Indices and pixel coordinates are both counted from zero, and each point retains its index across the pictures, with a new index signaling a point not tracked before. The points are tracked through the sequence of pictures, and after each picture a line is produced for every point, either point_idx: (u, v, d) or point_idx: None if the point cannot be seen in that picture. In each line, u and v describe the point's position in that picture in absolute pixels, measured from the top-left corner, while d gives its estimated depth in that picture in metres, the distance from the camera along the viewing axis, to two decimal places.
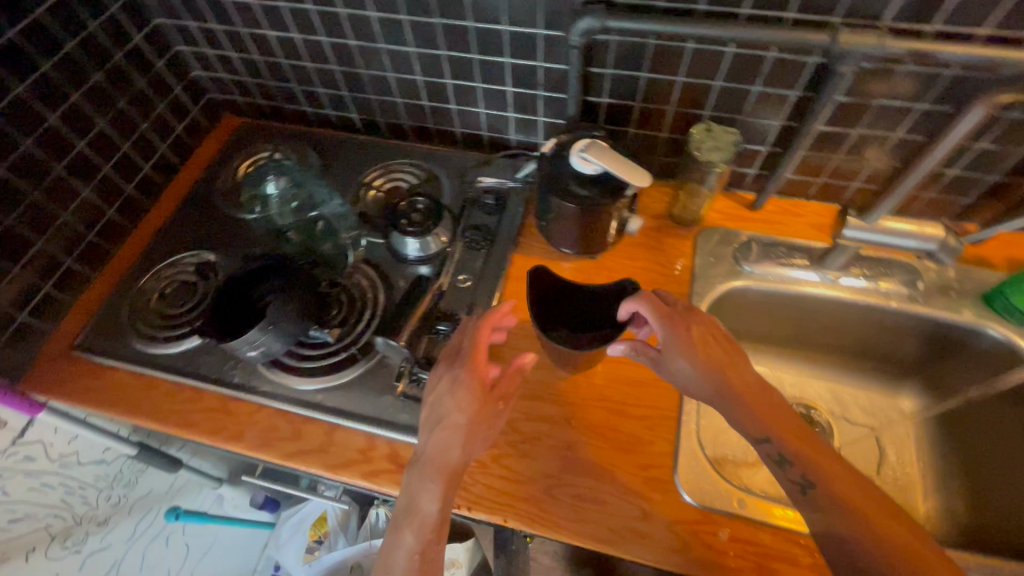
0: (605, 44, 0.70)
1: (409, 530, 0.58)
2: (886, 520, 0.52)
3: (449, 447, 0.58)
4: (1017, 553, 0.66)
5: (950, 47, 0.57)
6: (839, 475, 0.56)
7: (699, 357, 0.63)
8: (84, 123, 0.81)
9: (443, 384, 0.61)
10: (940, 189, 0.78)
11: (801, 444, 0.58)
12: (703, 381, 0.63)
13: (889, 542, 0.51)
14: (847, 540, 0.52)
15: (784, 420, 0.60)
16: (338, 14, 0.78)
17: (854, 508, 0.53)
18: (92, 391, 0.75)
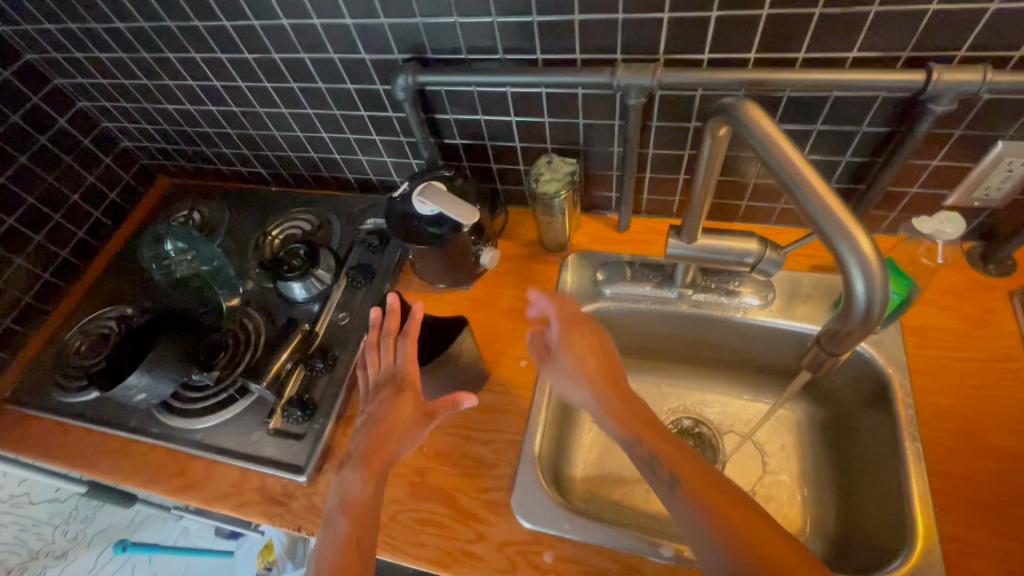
0: (436, 94, 0.76)
1: (342, 517, 0.60)
2: (728, 502, 0.51)
3: (387, 440, 0.64)
4: (880, 556, 0.63)
5: (717, 74, 0.59)
6: (689, 462, 0.55)
7: (580, 359, 0.67)
8: (14, 201, 0.92)
9: (383, 395, 0.67)
10: (790, 199, 0.79)
11: (658, 438, 0.59)
12: (580, 381, 0.66)
13: (737, 519, 0.49)
14: (696, 523, 0.51)
15: (648, 426, 0.61)
16: (217, 86, 0.87)
17: (702, 491, 0.52)
18: (17, 439, 0.85)
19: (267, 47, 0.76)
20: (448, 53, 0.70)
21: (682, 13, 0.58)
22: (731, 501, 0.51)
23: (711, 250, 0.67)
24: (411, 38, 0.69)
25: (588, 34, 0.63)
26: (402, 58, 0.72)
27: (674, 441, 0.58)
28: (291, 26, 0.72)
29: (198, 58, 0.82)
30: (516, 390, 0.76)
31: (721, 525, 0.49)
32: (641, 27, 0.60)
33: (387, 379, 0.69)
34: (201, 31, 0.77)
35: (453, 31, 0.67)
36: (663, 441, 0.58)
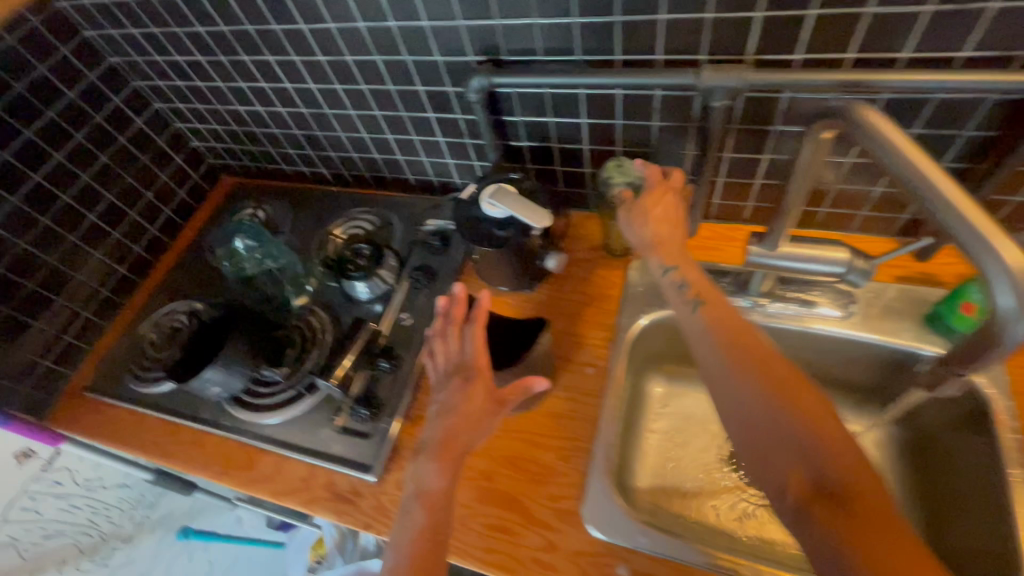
0: (507, 95, 0.75)
1: (419, 507, 0.62)
2: (819, 416, 0.46)
3: (462, 433, 0.65)
4: None
5: (812, 76, 0.57)
6: (770, 355, 0.51)
7: (654, 216, 0.68)
8: (96, 199, 0.96)
9: (454, 385, 0.69)
10: (873, 206, 0.75)
11: (739, 331, 0.54)
12: (652, 238, 0.67)
13: (820, 423, 0.45)
14: (764, 409, 0.47)
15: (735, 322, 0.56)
16: (288, 88, 0.89)
17: (780, 384, 0.48)
18: (97, 426, 0.88)
19: (341, 49, 0.77)
20: (523, 54, 0.69)
21: (776, 12, 0.55)
22: (812, 403, 0.46)
23: (799, 260, 0.64)
24: (487, 40, 0.69)
25: (672, 34, 0.61)
26: (475, 60, 0.72)
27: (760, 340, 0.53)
28: (367, 28, 0.72)
29: (272, 60, 0.84)
30: (583, 397, 0.75)
31: (792, 421, 0.45)
32: (730, 26, 0.58)
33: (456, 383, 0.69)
34: (278, 34, 0.79)
35: (530, 32, 0.66)
36: (745, 333, 0.54)
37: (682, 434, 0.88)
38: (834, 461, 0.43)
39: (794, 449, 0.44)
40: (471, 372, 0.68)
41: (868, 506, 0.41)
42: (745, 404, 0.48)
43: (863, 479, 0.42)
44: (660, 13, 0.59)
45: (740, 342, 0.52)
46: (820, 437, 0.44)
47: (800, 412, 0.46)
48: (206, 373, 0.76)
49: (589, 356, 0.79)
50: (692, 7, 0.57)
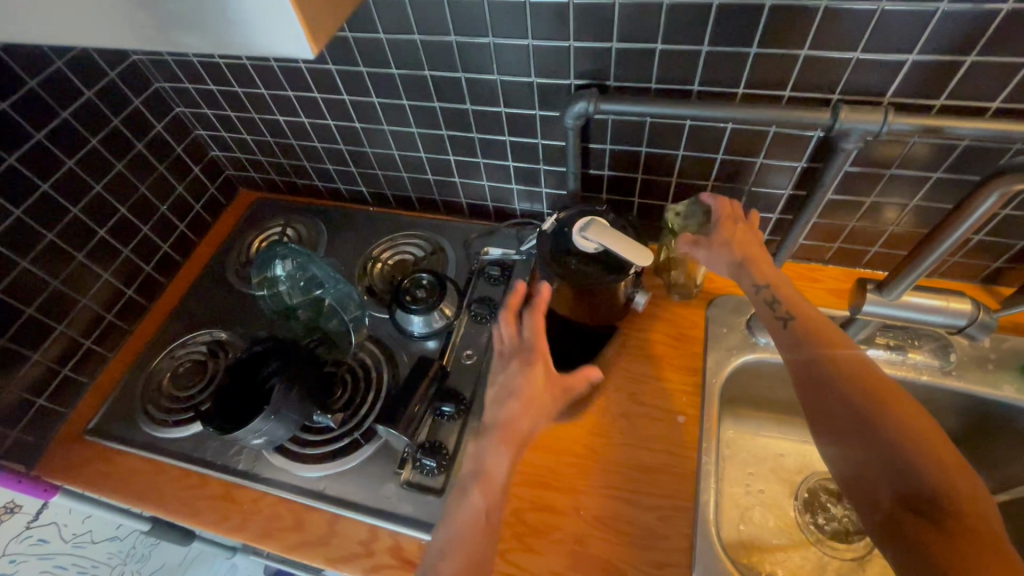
0: (602, 122, 0.70)
1: (476, 490, 0.57)
2: (946, 463, 0.46)
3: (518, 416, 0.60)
4: None
5: (961, 122, 0.54)
6: (873, 374, 0.51)
7: (733, 236, 0.64)
8: (107, 212, 0.85)
9: (512, 367, 0.64)
10: (965, 254, 0.74)
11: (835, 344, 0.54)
12: (735, 261, 0.64)
13: (921, 445, 0.46)
14: (872, 434, 0.48)
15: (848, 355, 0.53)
16: (344, 101, 0.81)
17: (879, 404, 0.49)
18: (102, 477, 0.76)
19: (420, 63, 0.71)
20: (632, 82, 0.64)
21: (930, 56, 0.53)
22: (915, 424, 0.48)
23: (916, 311, 0.63)
24: (596, 64, 0.64)
25: (808, 70, 0.57)
26: (576, 84, 0.67)
27: (861, 358, 0.53)
28: (459, 43, 0.66)
29: (334, 70, 0.76)
30: (677, 449, 0.69)
31: (888, 442, 0.47)
32: (873, 67, 0.55)
33: (511, 390, 0.62)
34: (347, 42, 0.71)
35: (648, 59, 0.61)
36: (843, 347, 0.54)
37: (759, 483, 0.82)
38: (933, 481, 0.45)
39: (885, 467, 0.47)
40: (532, 356, 0.63)
41: (967, 523, 0.43)
42: (846, 425, 0.50)
43: (960, 499, 0.44)
44: (802, 49, 0.56)
45: (854, 378, 0.51)
46: (923, 459, 0.46)
47: (897, 432, 0.47)
48: (255, 422, 0.66)
49: (679, 404, 0.73)
50: (842, 45, 0.54)
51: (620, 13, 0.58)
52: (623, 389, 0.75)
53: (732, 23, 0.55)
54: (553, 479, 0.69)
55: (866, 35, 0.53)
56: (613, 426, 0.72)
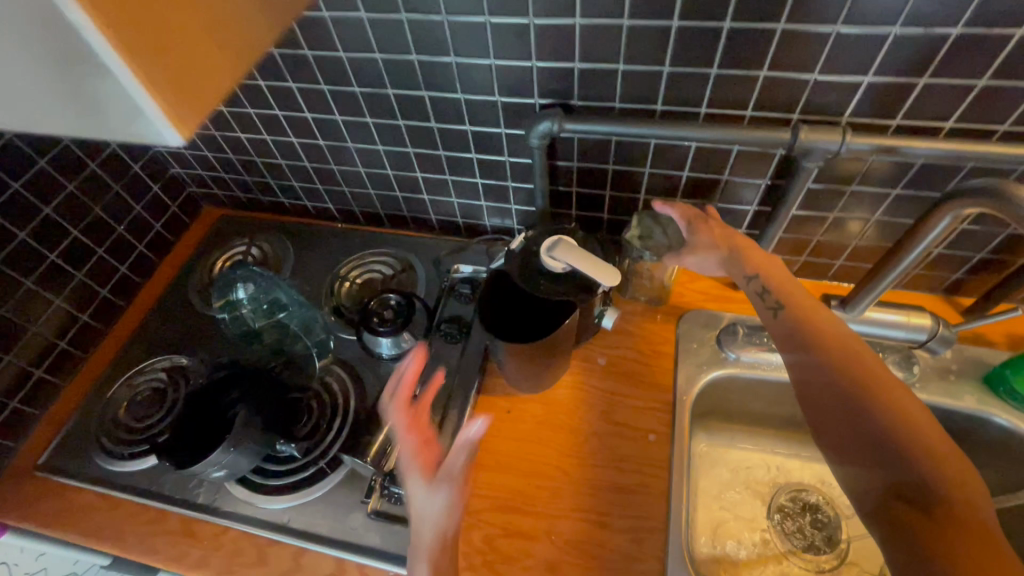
0: (568, 141, 0.70)
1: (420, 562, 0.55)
2: (941, 454, 0.45)
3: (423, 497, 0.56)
4: None
5: (916, 142, 0.55)
6: (865, 365, 0.51)
7: (713, 234, 0.65)
8: (57, 235, 0.81)
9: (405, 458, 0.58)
10: (926, 266, 0.75)
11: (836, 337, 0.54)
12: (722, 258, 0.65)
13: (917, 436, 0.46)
14: (862, 425, 0.48)
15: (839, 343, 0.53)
16: (307, 118, 0.79)
17: (877, 396, 0.49)
18: (53, 515, 0.72)
19: (383, 81, 0.69)
20: (597, 101, 0.64)
21: (885, 78, 0.53)
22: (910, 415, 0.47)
23: (881, 326, 0.69)
24: (559, 83, 0.63)
25: (768, 92, 0.58)
26: (541, 102, 0.66)
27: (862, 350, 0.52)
28: (420, 62, 0.65)
29: (295, 88, 0.74)
30: (648, 468, 0.69)
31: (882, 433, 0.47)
32: (831, 89, 0.56)
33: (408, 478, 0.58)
34: (307, 61, 0.70)
35: (611, 79, 0.61)
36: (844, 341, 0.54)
37: (733, 496, 0.82)
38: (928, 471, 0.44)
39: (878, 457, 0.47)
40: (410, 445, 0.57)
41: (958, 514, 0.42)
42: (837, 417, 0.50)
43: (954, 494, 0.43)
44: (761, 70, 0.56)
45: (845, 366, 0.51)
46: (915, 450, 0.45)
47: (893, 422, 0.47)
48: (213, 454, 0.63)
49: (650, 423, 0.72)
50: (801, 67, 0.55)
51: (581, 33, 0.57)
52: (595, 407, 0.74)
53: (693, 45, 0.55)
54: (524, 503, 0.67)
55: (823, 58, 0.53)
56: (585, 446, 0.71)
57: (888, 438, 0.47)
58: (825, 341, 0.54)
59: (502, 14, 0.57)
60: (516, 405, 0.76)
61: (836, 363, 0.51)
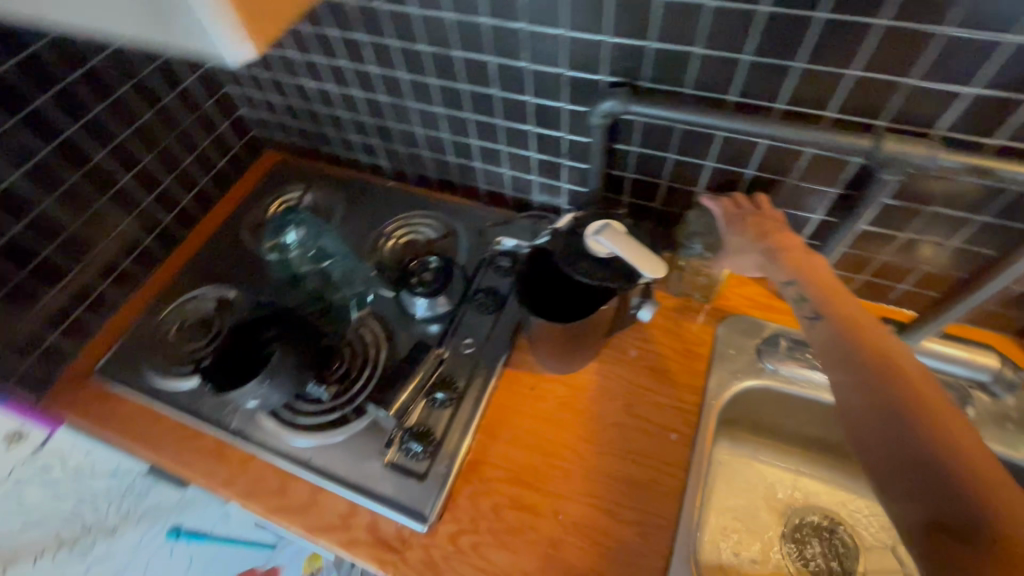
0: (631, 123, 0.67)
1: None
2: (991, 482, 0.40)
3: None
4: None
5: (1017, 167, 0.50)
6: (910, 379, 0.47)
7: (756, 228, 0.63)
8: (131, 160, 0.85)
9: None
10: (1002, 304, 0.69)
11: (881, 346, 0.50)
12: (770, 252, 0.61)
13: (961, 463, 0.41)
14: (897, 444, 0.44)
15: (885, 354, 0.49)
16: (372, 72, 0.79)
17: (927, 419, 0.44)
18: (103, 417, 0.78)
19: (450, 42, 0.69)
20: (667, 85, 0.61)
21: (993, 91, 0.49)
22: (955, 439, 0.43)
23: (941, 360, 0.67)
24: (630, 62, 0.61)
25: (856, 94, 0.54)
26: (608, 80, 0.64)
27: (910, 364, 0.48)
28: (490, 26, 0.64)
29: (364, 40, 0.74)
30: (664, 466, 0.68)
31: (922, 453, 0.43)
32: (928, 97, 0.51)
33: None
34: (378, 14, 0.70)
35: (686, 63, 0.58)
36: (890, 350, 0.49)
37: (746, 507, 0.80)
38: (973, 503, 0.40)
39: (917, 479, 0.43)
40: None
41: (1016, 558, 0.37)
42: (872, 434, 0.46)
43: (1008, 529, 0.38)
44: (850, 69, 0.52)
45: (887, 380, 0.47)
46: (963, 476, 0.41)
47: (942, 446, 0.42)
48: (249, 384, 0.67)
49: (673, 422, 0.71)
50: (897, 70, 0.50)
51: (660, 10, 0.54)
52: (619, 398, 0.73)
53: (781, 35, 0.52)
54: (534, 479, 0.68)
55: (927, 63, 0.49)
56: (603, 435, 0.70)
57: (927, 458, 0.43)
58: (872, 353, 0.49)
59: None
60: (539, 384, 0.76)
61: (876, 375, 0.48)
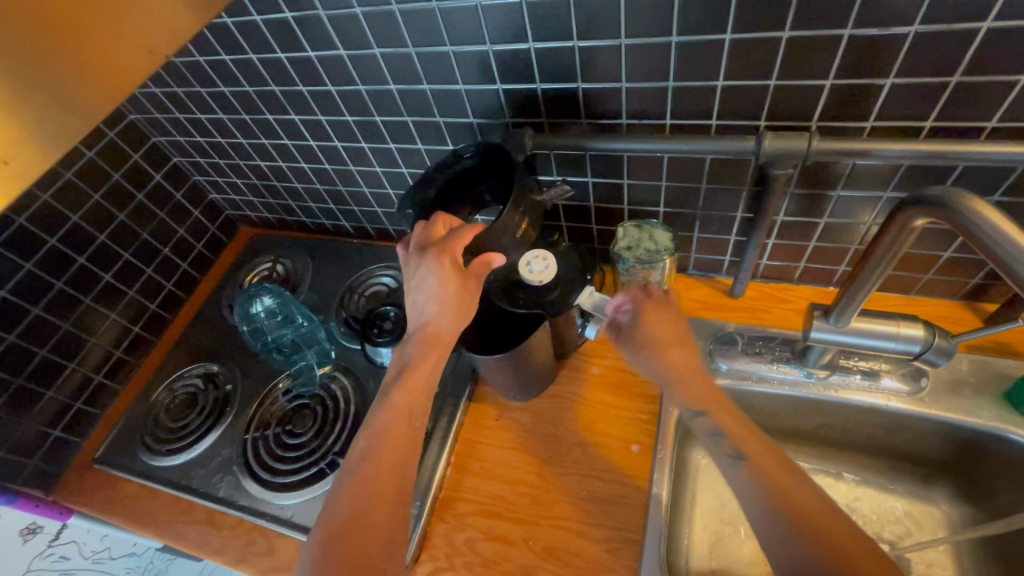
0: (546, 157, 0.71)
1: None
2: (763, 454, 0.49)
3: None
4: None
5: (884, 146, 0.52)
6: (695, 384, 0.57)
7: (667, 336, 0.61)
8: (111, 258, 0.93)
9: None
10: (937, 271, 0.69)
11: (731, 421, 0.53)
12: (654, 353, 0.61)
13: (796, 498, 0.44)
14: (752, 503, 0.45)
15: (718, 399, 0.56)
16: (312, 145, 0.85)
17: (727, 435, 0.51)
18: (105, 501, 0.83)
19: (369, 110, 0.74)
20: (564, 117, 0.65)
21: (847, 80, 0.51)
22: (804, 500, 0.43)
23: (867, 336, 0.59)
24: (526, 104, 0.65)
25: (729, 101, 0.57)
26: (513, 121, 0.68)
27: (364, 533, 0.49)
28: (399, 90, 0.69)
29: (297, 119, 0.81)
30: (629, 478, 0.70)
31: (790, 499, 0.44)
32: (798, 93, 0.54)
33: None
34: (304, 95, 0.75)
35: (573, 96, 0.62)
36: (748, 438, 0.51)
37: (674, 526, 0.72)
38: (790, 505, 0.43)
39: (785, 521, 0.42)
40: None
41: (807, 507, 0.43)
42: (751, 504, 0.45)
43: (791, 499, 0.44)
44: (719, 80, 0.55)
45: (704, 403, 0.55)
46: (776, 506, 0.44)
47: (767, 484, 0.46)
48: (274, 487, 0.76)
49: (634, 433, 0.73)
50: (756, 74, 0.53)
51: (537, 56, 0.59)
52: (582, 417, 0.76)
53: (645, 59, 0.55)
54: (503, 508, 0.70)
55: (779, 60, 0.51)
56: (569, 454, 0.73)
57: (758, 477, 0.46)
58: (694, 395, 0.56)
59: (463, 43, 0.60)
60: (507, 411, 0.79)
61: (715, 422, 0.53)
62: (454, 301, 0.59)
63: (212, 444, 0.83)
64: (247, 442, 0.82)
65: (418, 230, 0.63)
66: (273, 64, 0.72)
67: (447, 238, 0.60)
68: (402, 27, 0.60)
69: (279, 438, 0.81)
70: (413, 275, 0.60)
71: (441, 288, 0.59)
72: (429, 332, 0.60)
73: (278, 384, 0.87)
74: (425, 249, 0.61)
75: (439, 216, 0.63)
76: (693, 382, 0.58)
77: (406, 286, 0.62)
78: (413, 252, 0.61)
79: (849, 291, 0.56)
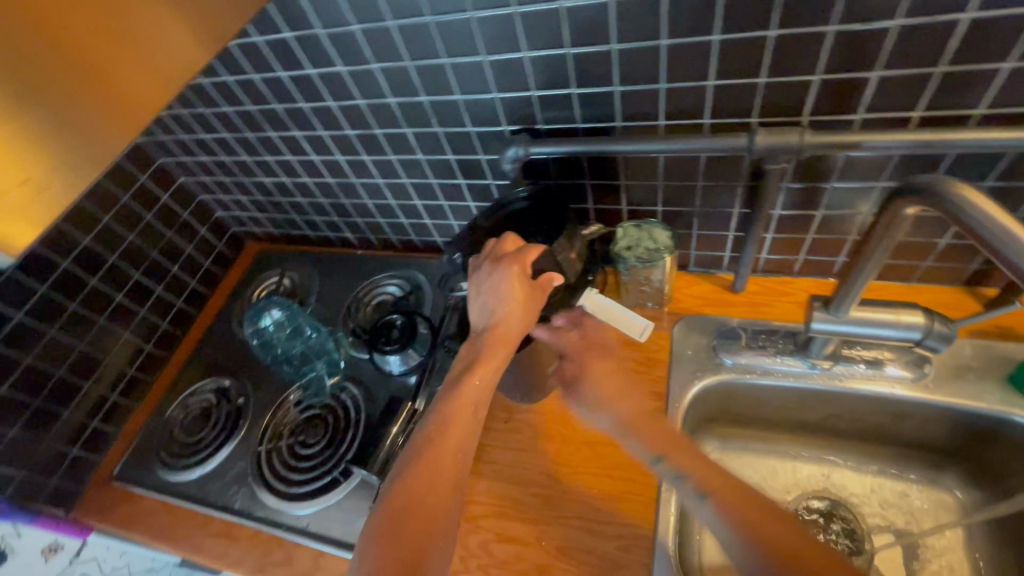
0: (544, 162, 0.73)
1: None
2: (724, 485, 0.55)
3: None
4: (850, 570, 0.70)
5: (874, 137, 0.53)
6: (651, 432, 0.66)
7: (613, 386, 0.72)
8: (122, 279, 0.95)
9: None
10: (936, 258, 0.70)
11: (686, 461, 0.61)
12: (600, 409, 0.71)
13: (754, 517, 0.51)
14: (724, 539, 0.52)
15: (675, 443, 0.64)
16: (314, 160, 0.87)
17: (685, 479, 0.59)
18: (124, 517, 0.85)
19: (370, 123, 0.75)
20: (560, 123, 0.66)
21: (834, 74, 0.52)
22: (783, 538, 0.47)
23: (868, 325, 0.60)
24: (522, 111, 0.66)
25: (719, 100, 0.58)
26: (511, 129, 0.69)
27: (403, 534, 0.48)
28: (398, 103, 0.70)
29: (299, 135, 0.82)
30: (639, 475, 0.70)
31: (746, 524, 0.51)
32: (787, 88, 0.55)
33: None
34: (305, 112, 0.77)
35: (569, 102, 0.63)
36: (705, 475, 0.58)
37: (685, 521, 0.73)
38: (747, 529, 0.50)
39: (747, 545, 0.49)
40: None
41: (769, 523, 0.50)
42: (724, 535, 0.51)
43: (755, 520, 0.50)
44: (709, 79, 0.56)
45: (664, 451, 0.63)
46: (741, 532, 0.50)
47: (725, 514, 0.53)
48: (289, 496, 0.78)
49: None
50: (744, 72, 0.54)
51: (531, 64, 0.60)
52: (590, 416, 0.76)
53: (635, 63, 0.57)
54: (515, 509, 0.71)
55: (768, 58, 0.53)
56: (579, 453, 0.74)
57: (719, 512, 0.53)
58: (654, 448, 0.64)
59: (458, 55, 0.61)
60: (516, 414, 0.79)
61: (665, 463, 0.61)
62: (520, 312, 0.62)
63: (226, 458, 0.85)
64: (261, 454, 0.84)
65: (490, 244, 0.66)
66: (274, 83, 0.74)
67: (518, 252, 0.63)
68: (398, 42, 0.62)
69: (292, 449, 0.83)
70: (484, 283, 0.63)
71: (512, 298, 0.62)
72: (496, 332, 0.62)
73: (289, 396, 0.89)
74: (496, 260, 0.64)
75: (511, 234, 0.66)
76: (648, 431, 0.66)
77: (474, 293, 0.65)
78: (484, 261, 0.65)
79: (847, 282, 0.57)
